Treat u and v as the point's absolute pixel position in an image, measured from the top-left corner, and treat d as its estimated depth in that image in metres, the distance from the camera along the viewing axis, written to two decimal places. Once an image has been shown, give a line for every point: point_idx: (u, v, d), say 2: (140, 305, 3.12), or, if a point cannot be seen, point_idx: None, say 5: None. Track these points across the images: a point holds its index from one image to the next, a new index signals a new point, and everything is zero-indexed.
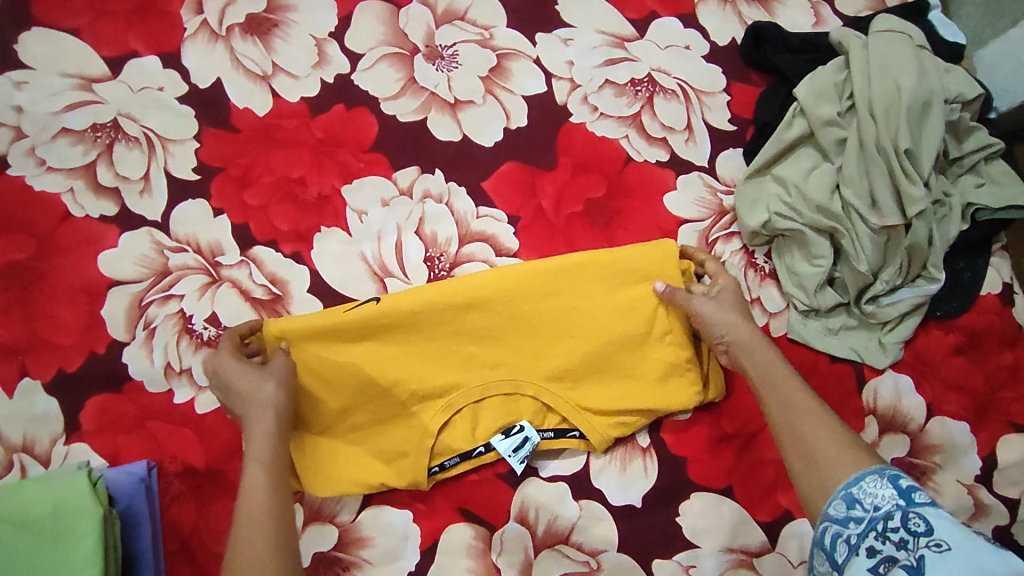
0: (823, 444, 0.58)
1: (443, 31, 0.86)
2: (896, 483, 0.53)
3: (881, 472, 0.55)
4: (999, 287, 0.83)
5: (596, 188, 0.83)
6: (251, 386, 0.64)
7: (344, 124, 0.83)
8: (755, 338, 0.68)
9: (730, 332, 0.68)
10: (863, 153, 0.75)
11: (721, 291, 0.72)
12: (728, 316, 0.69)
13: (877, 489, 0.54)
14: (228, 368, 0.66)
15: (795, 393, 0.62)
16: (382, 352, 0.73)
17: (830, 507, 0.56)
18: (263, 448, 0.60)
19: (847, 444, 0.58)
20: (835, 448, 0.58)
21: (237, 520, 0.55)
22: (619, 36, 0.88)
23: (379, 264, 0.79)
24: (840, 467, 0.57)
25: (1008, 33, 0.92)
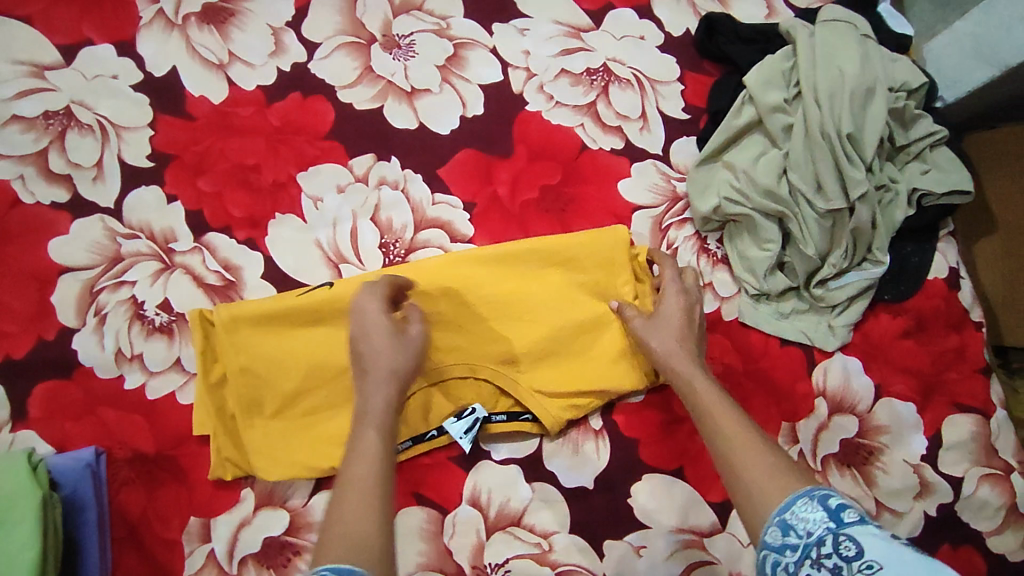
0: (752, 468, 0.57)
1: (401, 21, 0.87)
2: (826, 504, 0.51)
3: (810, 494, 0.53)
4: (946, 271, 0.86)
5: (550, 175, 0.84)
6: (380, 350, 0.65)
7: (299, 112, 0.83)
8: (692, 358, 0.70)
9: (667, 351, 0.70)
10: (808, 138, 0.77)
11: (664, 309, 0.73)
12: (668, 337, 0.71)
13: (808, 513, 0.51)
14: (369, 325, 0.66)
15: (726, 421, 0.62)
16: (334, 337, 0.73)
17: (766, 535, 0.53)
18: (382, 417, 0.61)
19: (780, 466, 0.57)
20: (766, 470, 0.57)
21: (345, 481, 0.55)
22: (575, 26, 0.89)
23: (333, 250, 0.80)
24: (770, 492, 0.55)
25: (956, 25, 0.94)
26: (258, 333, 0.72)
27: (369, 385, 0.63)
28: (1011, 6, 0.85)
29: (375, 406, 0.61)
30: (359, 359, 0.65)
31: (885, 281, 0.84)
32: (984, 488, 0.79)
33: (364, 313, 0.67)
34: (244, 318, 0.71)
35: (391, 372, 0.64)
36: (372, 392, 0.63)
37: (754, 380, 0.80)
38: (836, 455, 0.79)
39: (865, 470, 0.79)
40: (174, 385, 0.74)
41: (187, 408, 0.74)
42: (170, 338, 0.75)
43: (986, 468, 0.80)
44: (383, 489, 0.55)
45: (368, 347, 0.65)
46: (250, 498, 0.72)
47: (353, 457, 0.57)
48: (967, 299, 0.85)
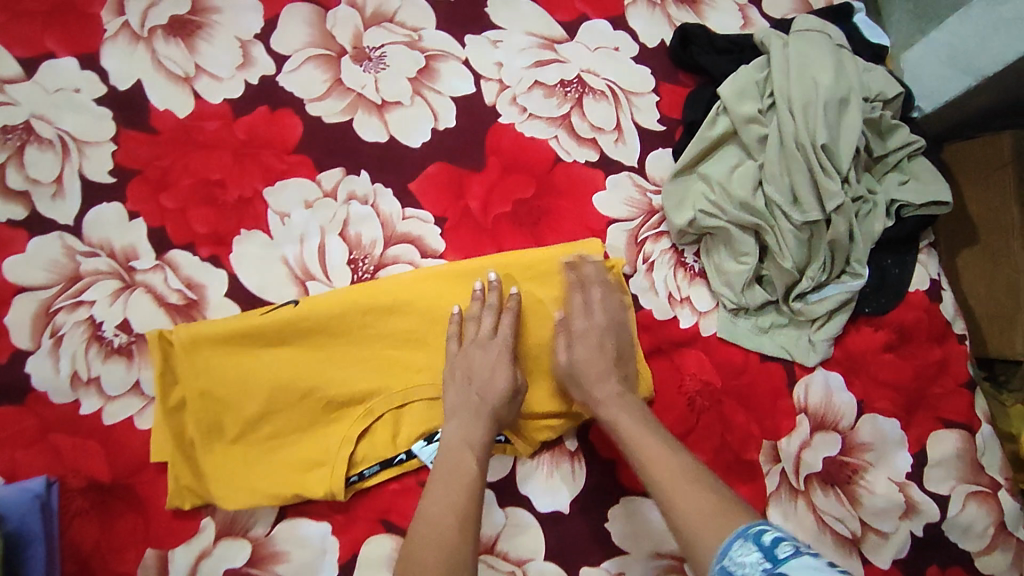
0: (694, 513, 0.57)
1: (372, 32, 0.85)
2: (760, 542, 0.51)
3: (745, 535, 0.53)
4: (927, 283, 0.84)
5: (524, 188, 0.82)
6: (493, 375, 0.69)
7: (266, 125, 0.81)
8: (624, 398, 0.69)
9: (593, 394, 0.69)
10: (783, 149, 0.76)
11: (581, 344, 0.71)
12: (595, 380, 0.69)
13: (743, 556, 0.51)
14: (486, 353, 0.70)
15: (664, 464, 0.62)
16: (301, 359, 0.71)
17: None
18: (478, 438, 0.65)
19: (723, 508, 0.57)
20: (707, 514, 0.56)
21: (440, 492, 0.60)
22: (549, 37, 0.88)
23: (301, 267, 0.77)
24: (708, 537, 0.55)
25: (932, 35, 0.93)
26: (219, 354, 0.70)
27: (465, 407, 0.67)
28: (985, 16, 0.84)
29: (471, 431, 0.65)
30: (454, 377, 0.70)
31: (866, 294, 0.82)
32: (970, 506, 0.77)
33: (480, 339, 0.70)
34: (206, 339, 0.69)
35: (486, 398, 0.67)
36: (460, 417, 0.67)
37: (733, 397, 0.78)
38: (820, 474, 0.77)
39: (850, 490, 0.77)
40: (133, 409, 0.72)
41: (145, 433, 0.71)
42: (129, 360, 0.73)
43: (972, 486, 0.78)
44: (466, 515, 0.59)
45: (465, 369, 0.69)
46: (210, 527, 0.70)
47: (446, 482, 0.61)
48: (949, 311, 0.84)
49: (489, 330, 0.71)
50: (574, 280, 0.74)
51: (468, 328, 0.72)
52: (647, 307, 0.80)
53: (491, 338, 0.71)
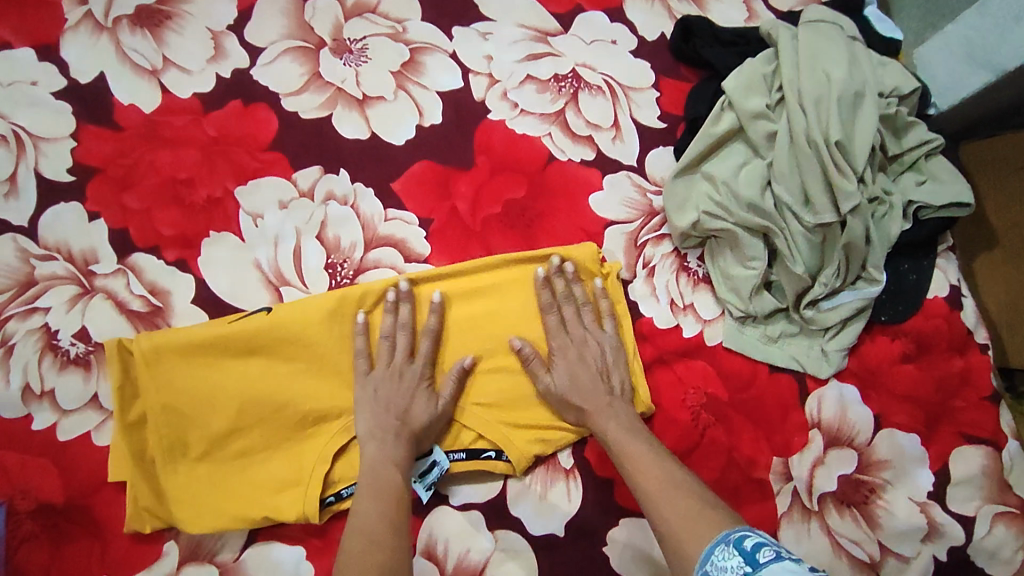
0: (675, 521, 0.54)
1: (353, 24, 0.80)
2: (741, 547, 0.48)
3: (727, 540, 0.50)
4: (947, 289, 0.79)
5: (515, 188, 0.77)
6: (412, 403, 0.64)
7: (240, 121, 0.76)
8: (614, 406, 0.65)
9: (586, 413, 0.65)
10: (793, 146, 0.70)
11: (563, 364, 0.67)
12: (587, 398, 0.65)
13: (725, 561, 0.48)
14: (385, 385, 0.64)
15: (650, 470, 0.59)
16: (272, 371, 0.64)
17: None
18: (399, 454, 0.62)
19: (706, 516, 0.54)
20: (689, 522, 0.54)
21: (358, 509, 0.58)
22: (541, 30, 0.83)
23: (274, 272, 0.72)
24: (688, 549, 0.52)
25: (947, 28, 0.89)
26: (181, 365, 0.63)
27: (377, 432, 0.62)
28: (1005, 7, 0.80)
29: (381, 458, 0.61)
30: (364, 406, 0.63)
31: (881, 301, 0.77)
32: (999, 529, 0.71)
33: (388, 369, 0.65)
34: (167, 348, 0.63)
35: (407, 424, 0.63)
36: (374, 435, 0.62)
37: (742, 411, 0.73)
38: (834, 494, 0.71)
39: (867, 511, 0.71)
40: (89, 425, 0.66)
41: (103, 451, 0.66)
42: (86, 371, 0.67)
43: (1000, 507, 0.71)
44: (395, 532, 0.56)
45: (372, 400, 0.64)
46: (174, 551, 0.64)
47: (374, 497, 0.58)
48: (971, 319, 0.78)
49: (396, 363, 0.65)
50: (579, 297, 0.69)
51: (382, 351, 0.65)
52: (647, 316, 0.74)
53: (400, 370, 0.65)
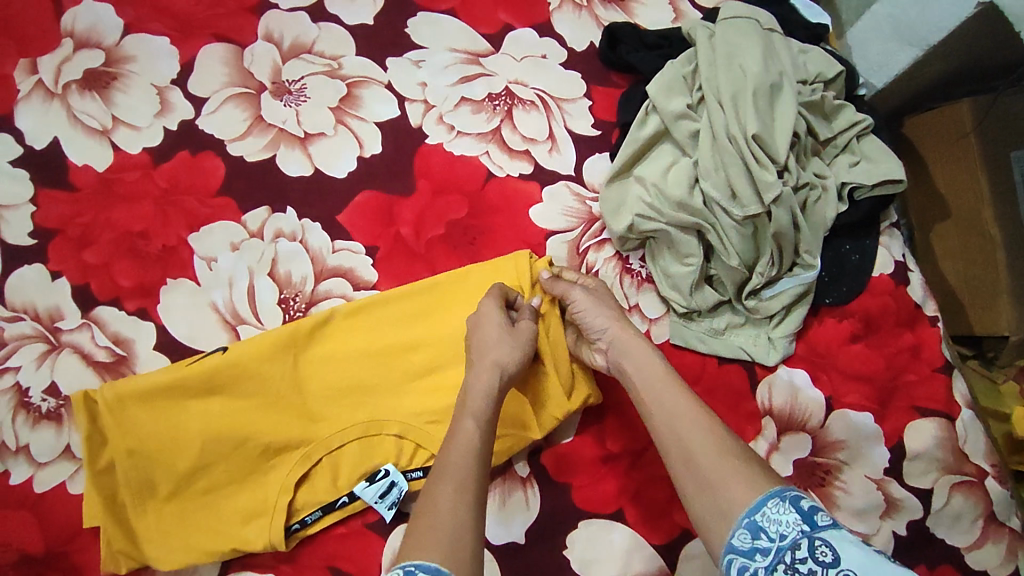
0: (705, 458, 0.53)
1: (291, 66, 0.83)
2: (798, 506, 0.47)
3: (781, 495, 0.48)
4: (892, 266, 0.80)
5: (457, 209, 0.79)
6: (480, 324, 0.65)
7: (188, 170, 0.79)
8: (636, 339, 0.64)
9: (607, 330, 0.66)
10: (715, 143, 0.73)
11: (595, 288, 0.70)
12: (603, 315, 0.66)
13: (780, 515, 0.47)
14: (489, 318, 0.65)
15: (677, 402, 0.57)
16: (231, 409, 0.67)
17: (734, 538, 0.48)
18: (481, 407, 0.58)
19: (741, 458, 0.52)
20: (723, 461, 0.52)
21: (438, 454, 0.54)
22: (472, 52, 0.86)
23: (230, 311, 0.75)
24: (736, 489, 0.50)
25: (872, 8, 0.90)
26: (142, 412, 0.65)
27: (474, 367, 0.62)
28: None
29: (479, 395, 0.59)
30: (479, 345, 0.63)
31: (824, 284, 0.78)
32: (956, 499, 0.71)
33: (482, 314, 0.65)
34: (129, 396, 0.65)
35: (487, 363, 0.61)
36: (478, 375, 0.60)
37: None
38: (792, 478, 0.72)
39: (823, 492, 0.71)
40: (63, 475, 0.69)
41: (78, 498, 0.69)
42: (58, 425, 0.70)
43: (957, 477, 0.72)
44: (458, 479, 0.51)
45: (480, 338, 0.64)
46: None
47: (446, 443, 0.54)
48: (918, 293, 0.79)
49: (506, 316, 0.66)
50: (614, 273, 0.78)
51: (492, 307, 0.66)
52: None
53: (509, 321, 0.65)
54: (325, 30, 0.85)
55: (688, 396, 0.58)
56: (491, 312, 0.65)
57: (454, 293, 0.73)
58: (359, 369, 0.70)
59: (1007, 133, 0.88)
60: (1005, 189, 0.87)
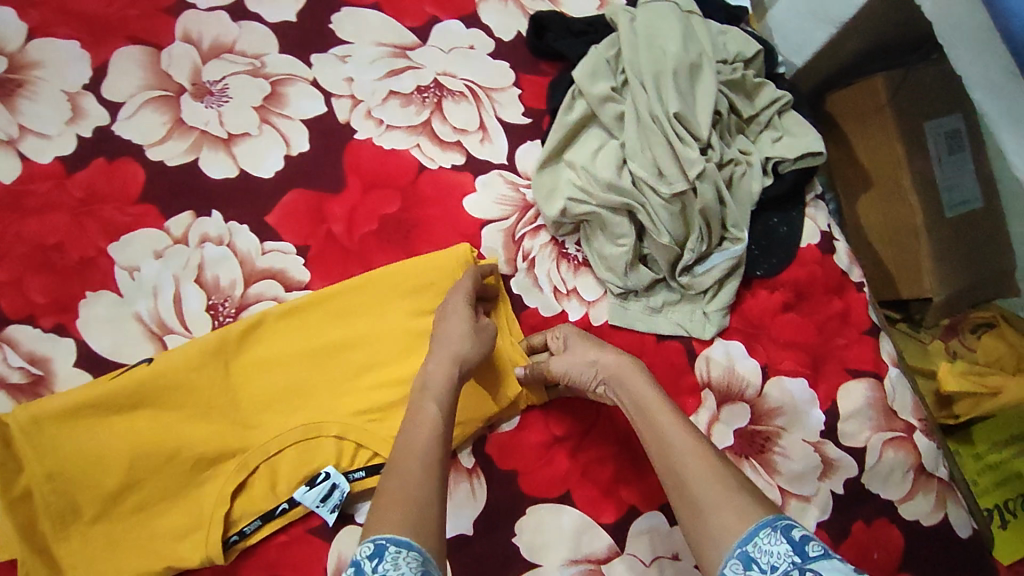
0: (699, 486, 0.51)
1: (211, 66, 0.81)
2: (789, 536, 0.45)
3: (773, 524, 0.47)
4: (818, 236, 0.83)
5: (388, 203, 0.78)
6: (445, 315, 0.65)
7: (105, 178, 0.75)
8: (629, 368, 0.64)
9: (598, 368, 0.66)
10: (640, 124, 0.75)
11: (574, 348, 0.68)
12: (587, 354, 0.67)
13: (772, 546, 0.45)
14: (455, 305, 0.66)
15: (672, 432, 0.56)
16: (161, 422, 0.65)
17: (726, 569, 0.46)
18: (443, 390, 0.57)
19: (733, 485, 0.51)
20: (720, 491, 0.51)
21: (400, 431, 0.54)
22: (399, 46, 0.85)
23: (156, 321, 0.72)
24: (731, 520, 0.48)
25: None
26: (60, 432, 0.62)
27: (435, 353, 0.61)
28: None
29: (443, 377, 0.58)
30: (440, 337, 0.63)
31: (756, 256, 0.80)
32: (889, 455, 0.74)
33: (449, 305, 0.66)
34: (45, 416, 0.61)
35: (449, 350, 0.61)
36: (438, 362, 0.60)
37: None
38: (732, 448, 0.73)
39: (765, 459, 0.73)
40: None
41: None
42: None
43: (888, 433, 0.75)
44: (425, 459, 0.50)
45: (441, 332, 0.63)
46: None
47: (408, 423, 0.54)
48: (844, 261, 0.82)
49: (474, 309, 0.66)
50: (551, 257, 0.79)
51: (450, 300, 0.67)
52: (533, 306, 0.76)
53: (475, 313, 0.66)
54: (246, 28, 0.83)
55: (683, 421, 0.57)
56: (456, 305, 0.66)
57: (388, 287, 0.72)
58: (295, 371, 0.69)
59: (918, 103, 0.91)
60: (922, 157, 0.89)
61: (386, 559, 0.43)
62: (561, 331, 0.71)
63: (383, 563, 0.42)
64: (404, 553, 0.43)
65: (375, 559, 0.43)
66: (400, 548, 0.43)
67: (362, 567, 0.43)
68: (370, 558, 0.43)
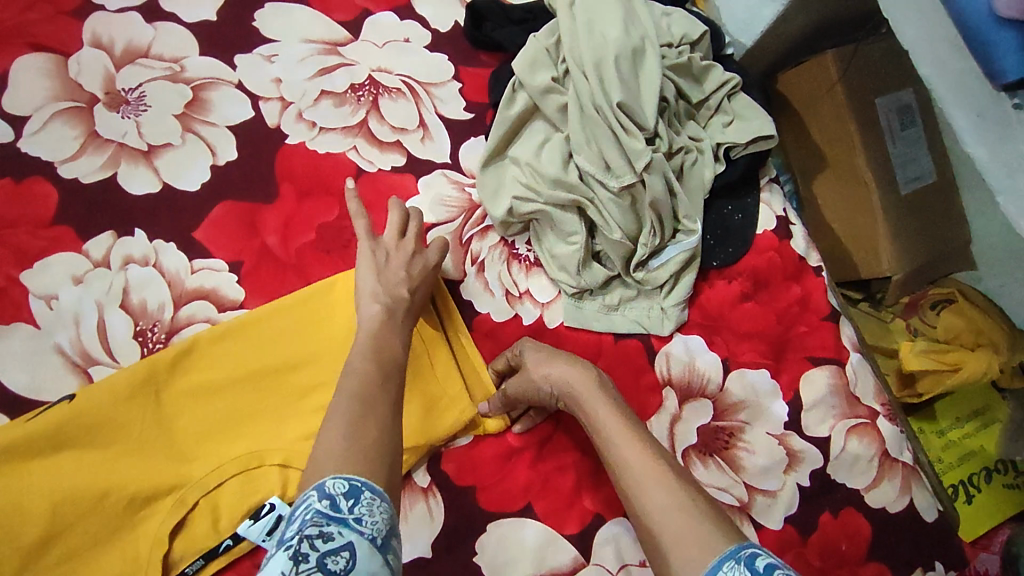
0: (663, 517, 0.48)
1: (126, 73, 0.75)
2: (754, 568, 0.42)
3: (736, 557, 0.43)
4: (774, 222, 0.81)
5: (327, 211, 0.74)
6: (389, 256, 0.66)
7: (13, 200, 0.68)
8: (592, 389, 0.61)
9: (560, 384, 0.62)
10: (583, 116, 0.73)
11: (529, 355, 0.66)
12: (552, 363, 0.64)
13: None
14: (394, 253, 0.66)
15: (633, 459, 0.53)
16: (88, 462, 0.57)
17: None
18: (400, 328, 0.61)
19: (697, 512, 0.48)
20: (685, 521, 0.47)
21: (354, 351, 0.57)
22: (329, 41, 0.81)
23: (80, 353, 0.65)
24: (695, 552, 0.45)
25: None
26: None
27: (387, 285, 0.63)
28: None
29: (393, 329, 0.60)
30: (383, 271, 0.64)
31: (711, 247, 0.78)
32: (852, 443, 0.73)
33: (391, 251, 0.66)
34: None
35: (399, 300, 0.63)
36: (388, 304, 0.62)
37: None
38: (696, 446, 0.71)
39: (729, 455, 0.71)
40: None
41: None
42: None
43: (852, 420, 0.74)
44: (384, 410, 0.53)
45: (381, 263, 0.65)
46: None
47: (371, 356, 0.57)
48: (801, 246, 0.81)
49: (415, 238, 0.68)
50: (501, 257, 0.75)
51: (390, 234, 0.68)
52: (485, 312, 0.73)
53: (417, 243, 0.68)
54: (162, 30, 0.78)
55: (646, 445, 0.54)
56: (401, 245, 0.67)
57: (328, 302, 0.68)
58: (235, 398, 0.63)
59: (870, 78, 0.88)
60: (875, 133, 0.88)
61: (361, 503, 0.43)
62: (517, 347, 0.68)
63: (359, 506, 0.43)
64: (377, 501, 0.44)
65: (350, 500, 0.43)
66: (375, 496, 0.44)
67: (337, 503, 0.43)
68: (344, 498, 0.43)
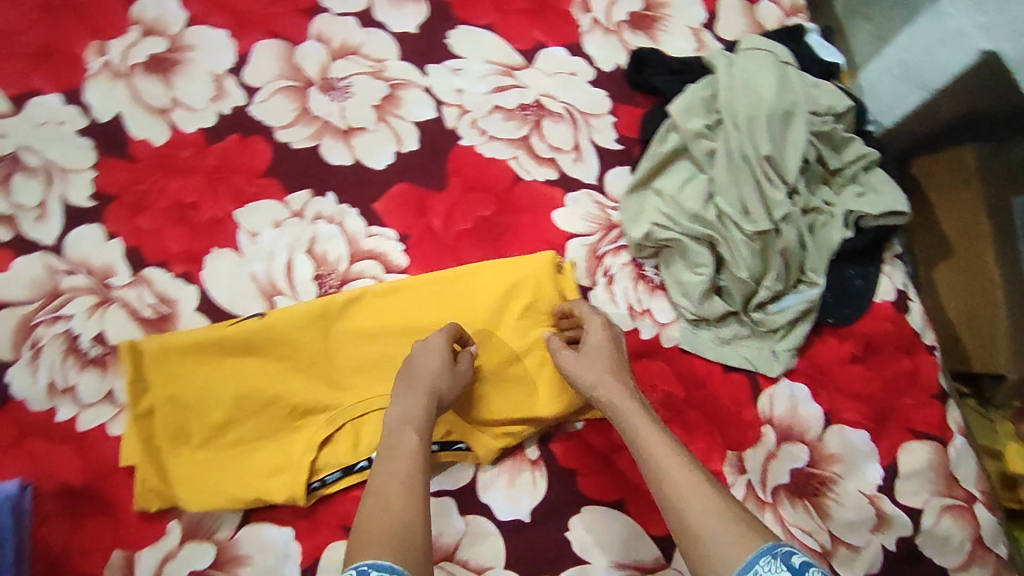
0: (698, 518, 0.52)
1: (340, 65, 0.89)
2: (789, 563, 0.46)
3: (773, 552, 0.48)
4: (894, 294, 0.84)
5: (485, 206, 0.84)
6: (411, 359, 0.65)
7: (238, 151, 0.82)
8: (626, 403, 0.62)
9: (597, 386, 0.64)
10: (731, 161, 0.79)
11: (591, 345, 0.68)
12: (594, 369, 0.65)
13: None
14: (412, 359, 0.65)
15: (668, 465, 0.56)
16: (264, 371, 0.69)
17: None
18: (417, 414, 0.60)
19: (731, 515, 0.51)
20: (721, 520, 0.51)
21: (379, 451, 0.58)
22: (506, 64, 0.92)
23: (268, 283, 0.78)
24: (731, 549, 0.49)
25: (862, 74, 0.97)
26: (183, 365, 0.68)
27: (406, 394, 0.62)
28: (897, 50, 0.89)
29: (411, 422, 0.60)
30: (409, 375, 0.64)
31: (829, 304, 0.82)
32: (944, 521, 0.74)
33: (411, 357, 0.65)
34: (174, 347, 0.68)
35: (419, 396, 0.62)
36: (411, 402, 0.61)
37: (700, 407, 0.78)
38: (787, 486, 0.74)
39: (818, 501, 0.74)
40: (103, 417, 0.72)
41: (116, 439, 0.71)
42: (103, 369, 0.73)
43: (947, 499, 0.75)
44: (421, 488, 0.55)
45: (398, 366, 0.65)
46: (177, 530, 0.68)
47: (387, 454, 0.57)
48: (917, 322, 0.83)
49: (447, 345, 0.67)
50: (631, 275, 0.83)
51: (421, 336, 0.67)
52: None
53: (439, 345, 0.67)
54: (372, 34, 0.91)
55: (679, 451, 0.57)
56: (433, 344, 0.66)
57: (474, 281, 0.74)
58: (387, 346, 0.71)
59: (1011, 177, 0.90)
60: (1009, 229, 0.89)
61: None
62: (589, 326, 0.69)
63: None
64: None
65: None
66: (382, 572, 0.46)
67: None
68: None
